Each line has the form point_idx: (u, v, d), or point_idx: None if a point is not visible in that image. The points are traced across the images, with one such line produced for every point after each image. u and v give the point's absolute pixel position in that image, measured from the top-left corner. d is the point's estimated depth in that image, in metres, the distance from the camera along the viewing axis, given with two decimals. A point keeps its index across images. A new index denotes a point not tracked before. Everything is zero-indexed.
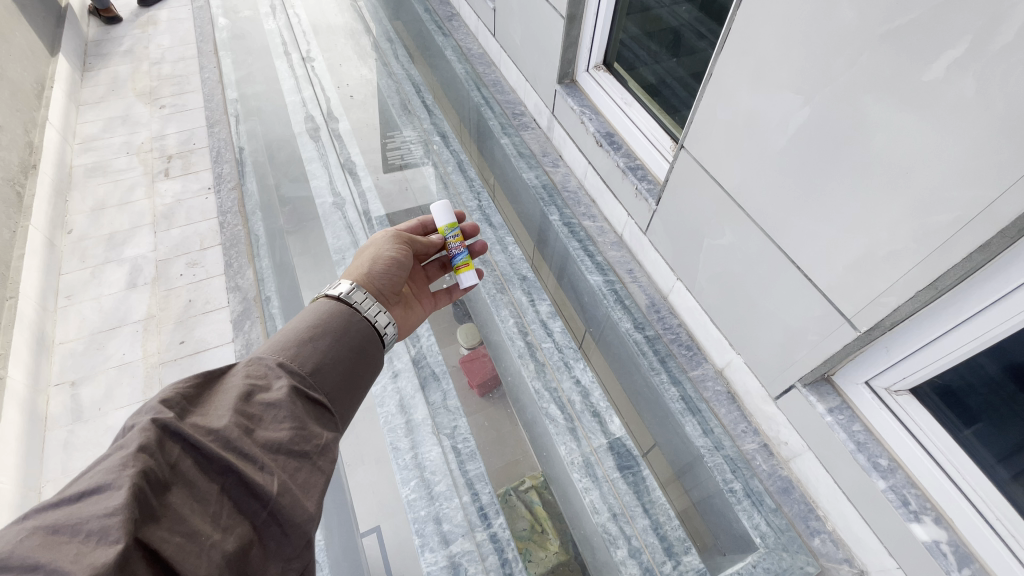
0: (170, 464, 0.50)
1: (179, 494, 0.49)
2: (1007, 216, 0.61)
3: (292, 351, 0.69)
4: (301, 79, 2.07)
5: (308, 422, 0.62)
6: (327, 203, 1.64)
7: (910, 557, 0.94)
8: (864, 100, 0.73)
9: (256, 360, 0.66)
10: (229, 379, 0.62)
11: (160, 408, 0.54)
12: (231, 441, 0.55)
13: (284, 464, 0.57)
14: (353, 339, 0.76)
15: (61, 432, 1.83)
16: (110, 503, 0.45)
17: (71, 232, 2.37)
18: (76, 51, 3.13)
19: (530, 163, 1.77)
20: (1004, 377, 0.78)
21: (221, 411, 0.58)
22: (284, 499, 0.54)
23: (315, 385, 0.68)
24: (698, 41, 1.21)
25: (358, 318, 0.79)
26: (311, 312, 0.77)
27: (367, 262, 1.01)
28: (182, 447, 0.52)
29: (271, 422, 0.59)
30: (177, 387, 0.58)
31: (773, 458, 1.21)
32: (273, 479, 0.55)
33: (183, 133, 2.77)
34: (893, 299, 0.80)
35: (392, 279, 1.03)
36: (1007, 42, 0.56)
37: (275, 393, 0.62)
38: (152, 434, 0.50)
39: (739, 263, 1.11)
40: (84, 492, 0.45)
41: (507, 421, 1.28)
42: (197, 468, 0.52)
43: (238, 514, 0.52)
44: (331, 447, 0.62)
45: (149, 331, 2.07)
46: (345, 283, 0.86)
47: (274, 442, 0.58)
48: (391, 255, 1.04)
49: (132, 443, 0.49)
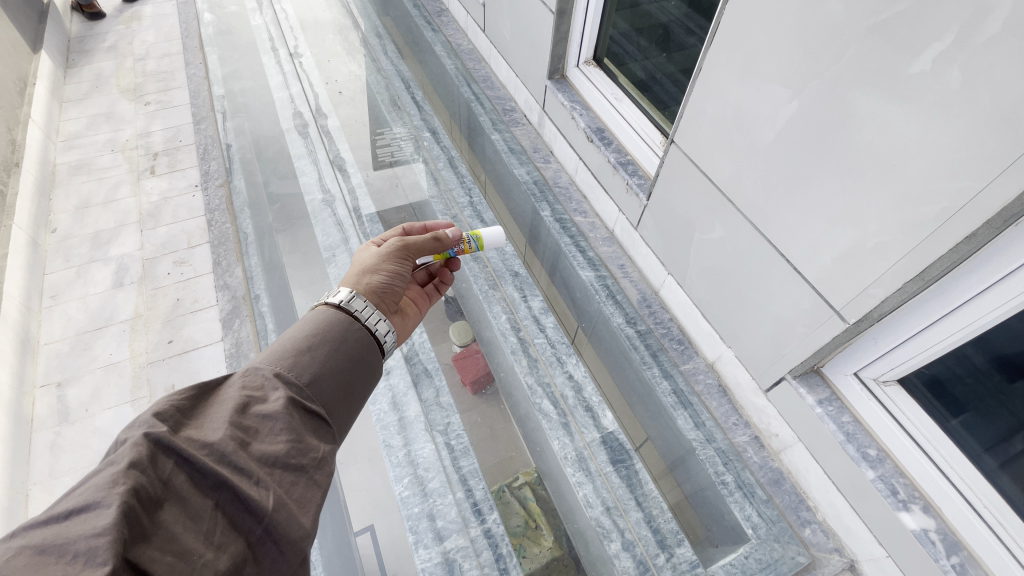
0: (163, 480, 0.50)
1: (171, 512, 0.49)
2: (994, 207, 0.62)
3: (289, 361, 0.69)
4: (289, 75, 2.05)
5: (305, 434, 0.62)
6: (317, 200, 1.62)
7: (898, 546, 0.96)
8: (852, 94, 0.74)
9: (252, 370, 0.66)
10: (226, 391, 0.62)
11: (153, 421, 0.53)
12: (226, 455, 0.54)
13: (280, 478, 0.56)
14: (351, 348, 0.75)
15: (48, 433, 1.81)
16: (98, 522, 0.44)
17: (55, 231, 2.33)
18: (58, 47, 3.08)
19: (520, 159, 1.77)
20: (991, 367, 0.80)
21: (217, 423, 0.57)
22: (280, 515, 0.53)
23: (312, 396, 0.67)
24: (687, 37, 1.22)
25: (356, 326, 0.78)
26: (309, 321, 0.76)
27: (369, 271, 0.97)
28: (175, 461, 0.51)
29: (266, 435, 0.59)
30: (171, 399, 0.57)
31: (764, 450, 1.22)
32: (268, 494, 0.54)
33: (169, 130, 2.74)
34: (881, 290, 0.81)
35: (394, 291, 0.99)
36: (994, 34, 0.56)
37: (271, 404, 0.62)
38: (144, 449, 0.50)
39: (729, 257, 1.12)
40: (72, 510, 0.45)
41: (501, 419, 1.26)
42: (191, 483, 0.51)
43: (232, 531, 0.51)
44: (328, 459, 0.62)
45: (136, 330, 2.04)
46: (345, 290, 0.85)
47: (269, 456, 0.57)
48: (392, 267, 1.00)
49: (123, 459, 0.48)
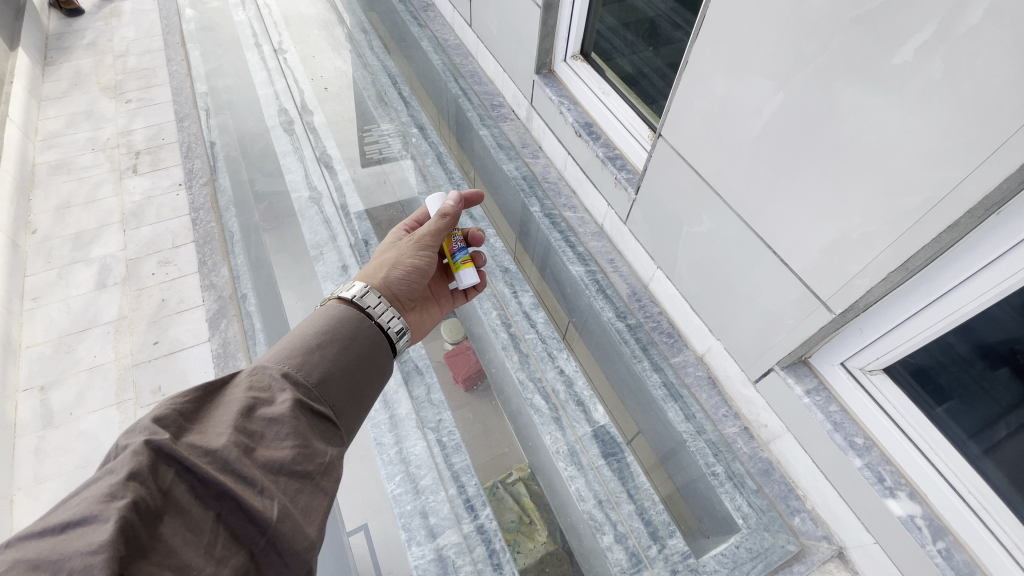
0: (163, 491, 0.49)
1: (170, 525, 0.48)
2: (974, 196, 0.63)
3: (298, 360, 0.68)
4: (274, 71, 2.02)
5: (312, 438, 0.61)
6: (303, 198, 1.61)
7: (886, 533, 0.97)
8: (835, 86, 0.75)
9: (260, 369, 0.65)
10: (232, 391, 0.62)
11: (154, 427, 0.52)
12: (229, 463, 0.53)
13: (285, 486, 0.56)
14: (361, 347, 0.75)
15: (32, 437, 1.78)
16: (94, 538, 0.43)
17: (34, 231, 2.28)
18: (35, 44, 3.03)
19: (509, 154, 1.77)
20: (974, 355, 0.81)
21: (221, 427, 0.57)
22: (285, 526, 0.53)
23: (320, 398, 0.67)
24: (673, 32, 1.23)
25: (367, 323, 0.78)
26: (319, 317, 0.76)
27: (387, 266, 0.98)
28: (176, 470, 0.51)
29: (272, 440, 0.58)
30: (173, 403, 0.57)
31: (753, 440, 1.24)
32: (272, 504, 0.53)
33: (151, 128, 2.69)
34: (866, 280, 0.82)
35: (412, 286, 1.00)
36: (973, 25, 0.57)
37: (278, 407, 0.61)
38: (144, 459, 0.49)
39: (717, 250, 1.13)
40: (68, 523, 0.44)
41: (493, 414, 1.24)
42: (192, 493, 0.51)
43: (234, 543, 0.51)
44: (334, 465, 0.62)
45: (121, 331, 2.01)
46: (359, 285, 0.87)
47: (274, 462, 0.57)
48: (412, 261, 0.99)
49: (122, 470, 0.48)
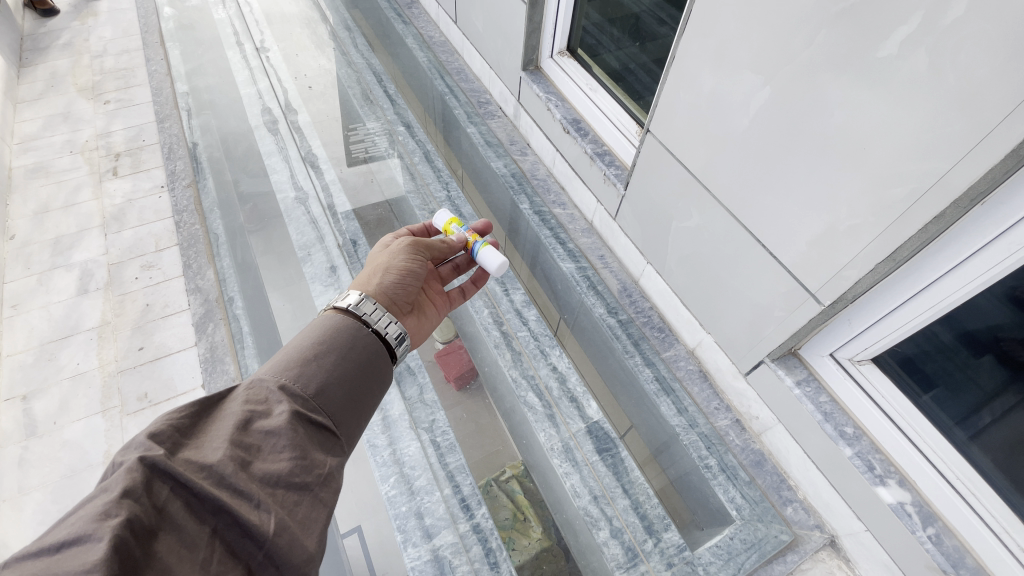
0: (158, 508, 0.48)
1: (166, 542, 0.47)
2: (959, 186, 0.64)
3: (294, 372, 0.68)
4: (256, 70, 1.99)
5: (310, 449, 0.61)
6: (289, 198, 1.57)
7: (875, 519, 0.99)
8: (820, 79, 0.76)
9: (256, 383, 0.65)
10: (229, 406, 0.61)
11: (149, 444, 0.51)
12: (225, 478, 0.53)
13: (282, 499, 0.55)
14: (359, 354, 0.75)
15: (15, 448, 1.74)
16: (88, 557, 0.42)
17: (13, 237, 2.24)
18: (10, 45, 2.95)
19: (497, 151, 1.76)
20: (958, 343, 0.83)
21: (217, 442, 0.56)
22: (281, 539, 0.52)
23: (318, 408, 0.66)
24: (658, 27, 1.24)
25: (365, 332, 0.78)
26: (316, 327, 0.76)
27: (379, 272, 0.98)
28: (170, 486, 0.50)
29: (269, 452, 0.58)
30: (168, 419, 0.56)
31: (745, 433, 1.25)
32: (269, 517, 0.52)
33: (130, 130, 2.63)
34: (855, 271, 0.83)
35: (405, 290, 0.99)
36: (958, 17, 0.58)
37: (275, 419, 0.61)
38: (138, 475, 0.48)
39: (706, 243, 1.14)
40: (63, 543, 0.43)
41: (486, 412, 1.26)
42: (187, 509, 0.50)
43: (230, 558, 0.50)
44: (333, 476, 0.61)
45: (104, 338, 1.97)
46: (353, 294, 0.85)
47: (271, 475, 0.56)
48: (403, 265, 1.00)
49: (116, 488, 0.47)
